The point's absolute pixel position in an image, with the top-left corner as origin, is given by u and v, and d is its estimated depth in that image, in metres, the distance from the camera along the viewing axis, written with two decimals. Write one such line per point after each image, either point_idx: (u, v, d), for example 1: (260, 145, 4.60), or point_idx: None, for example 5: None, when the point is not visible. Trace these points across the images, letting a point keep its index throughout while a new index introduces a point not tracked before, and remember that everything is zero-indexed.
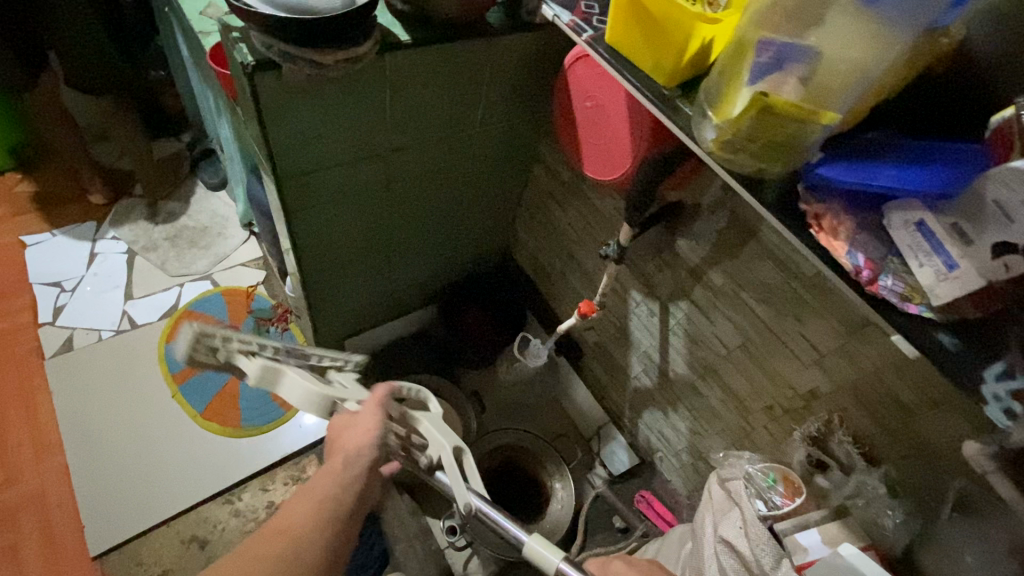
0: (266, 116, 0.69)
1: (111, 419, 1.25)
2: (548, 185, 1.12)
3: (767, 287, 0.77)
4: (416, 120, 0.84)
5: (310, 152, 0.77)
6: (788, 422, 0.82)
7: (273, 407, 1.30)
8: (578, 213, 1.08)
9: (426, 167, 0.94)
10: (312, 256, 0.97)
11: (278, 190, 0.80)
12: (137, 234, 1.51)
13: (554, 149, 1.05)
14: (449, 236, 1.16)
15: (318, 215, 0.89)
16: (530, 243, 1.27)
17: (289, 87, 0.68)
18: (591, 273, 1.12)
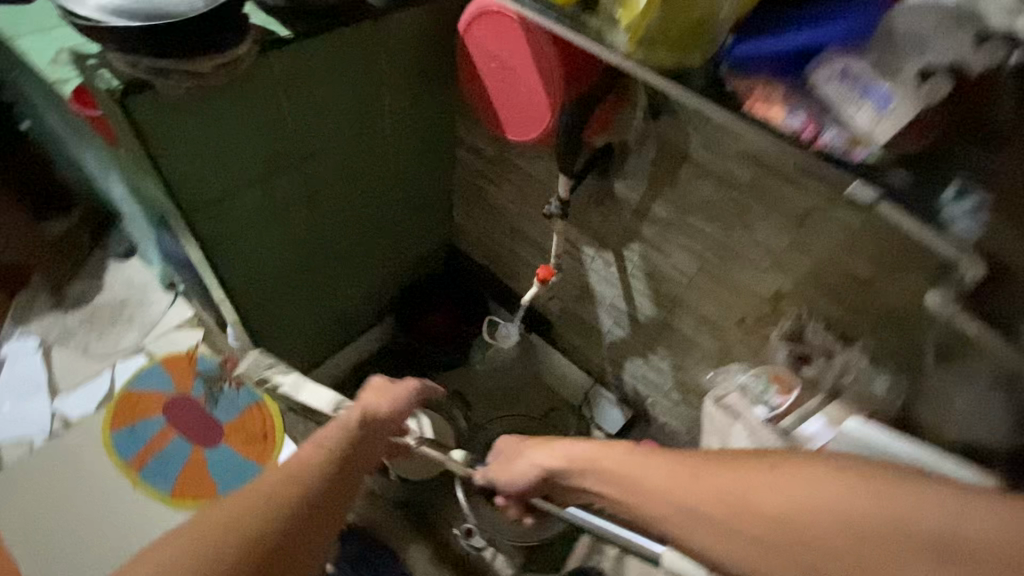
0: (153, 145, 0.63)
1: (72, 532, 1.13)
2: (475, 165, 1.09)
3: (711, 205, 0.78)
4: (321, 120, 0.79)
5: (214, 176, 0.71)
6: (763, 329, 0.83)
7: (248, 466, 1.21)
8: (512, 184, 1.05)
9: (345, 169, 0.89)
10: (247, 291, 0.90)
11: (189, 226, 0.73)
12: (47, 326, 1.37)
13: (471, 127, 1.02)
14: (388, 240, 1.12)
15: (241, 245, 0.82)
16: (472, 228, 1.24)
17: (174, 106, 0.62)
18: (539, 242, 1.10)
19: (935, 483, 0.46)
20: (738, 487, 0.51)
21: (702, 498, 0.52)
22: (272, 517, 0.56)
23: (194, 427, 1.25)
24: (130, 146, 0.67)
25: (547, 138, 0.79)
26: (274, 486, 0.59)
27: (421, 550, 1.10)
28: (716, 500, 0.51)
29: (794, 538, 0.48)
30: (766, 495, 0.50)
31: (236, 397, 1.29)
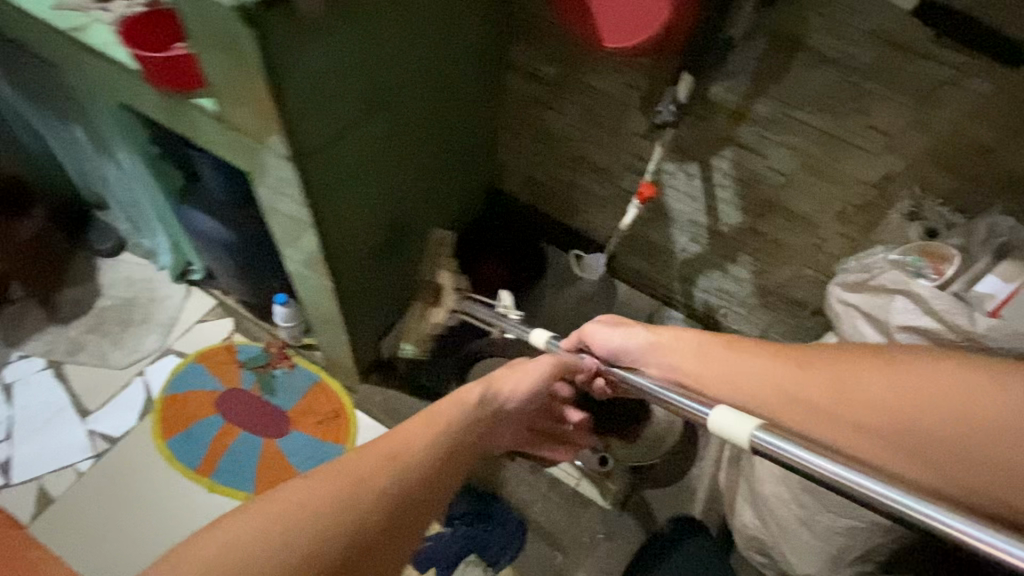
0: (281, 78, 0.52)
1: (154, 548, 1.04)
2: (531, 92, 1.01)
3: (823, 94, 0.77)
4: (412, 45, 0.69)
5: (326, 117, 0.61)
6: (866, 215, 0.86)
7: (327, 448, 1.14)
8: (577, 107, 0.99)
9: (427, 103, 0.80)
10: (341, 255, 0.81)
11: (301, 180, 0.63)
12: (50, 343, 1.21)
13: (532, 46, 0.94)
14: (447, 187, 1.03)
15: (341, 200, 0.73)
16: (520, 165, 1.17)
17: (303, 26, 0.51)
18: (607, 167, 1.06)
19: (940, 357, 0.52)
20: (832, 390, 0.56)
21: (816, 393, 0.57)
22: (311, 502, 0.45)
23: (255, 419, 1.15)
24: (234, 88, 0.55)
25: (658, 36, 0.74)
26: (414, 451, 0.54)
27: (532, 491, 1.11)
28: (829, 388, 0.56)
29: (903, 426, 0.52)
30: (871, 388, 0.54)
31: (292, 382, 1.20)
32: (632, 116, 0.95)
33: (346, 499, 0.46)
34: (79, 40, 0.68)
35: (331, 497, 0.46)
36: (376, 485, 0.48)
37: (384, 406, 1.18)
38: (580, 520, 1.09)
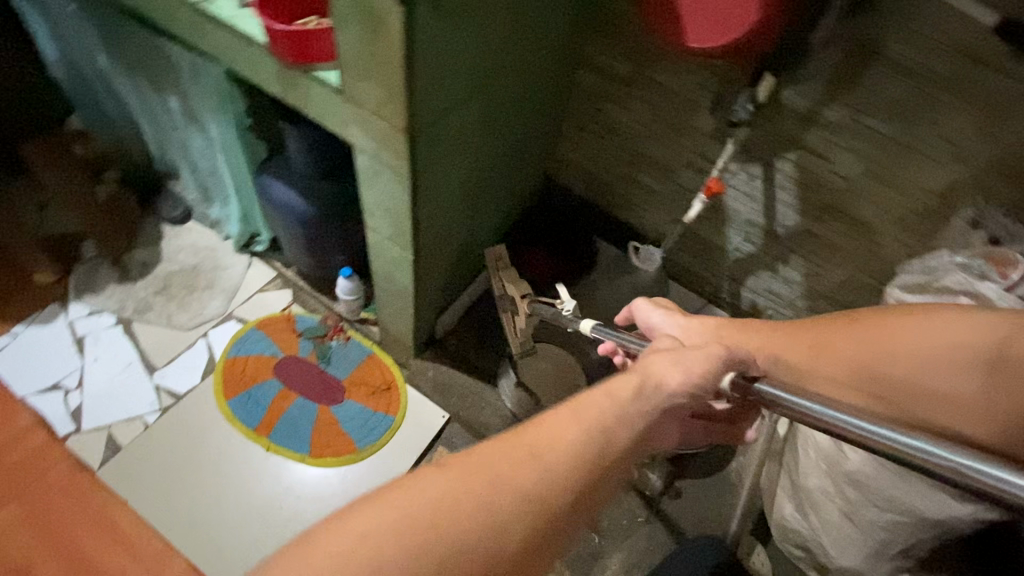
0: (417, 54, 0.57)
1: (214, 499, 1.09)
2: (600, 88, 1.05)
3: (896, 103, 0.81)
4: (513, 33, 0.74)
5: (441, 95, 0.66)
6: (926, 222, 0.89)
7: (379, 418, 1.18)
8: (644, 105, 1.03)
9: (514, 89, 0.84)
10: (425, 229, 0.85)
11: (409, 152, 0.68)
12: (119, 300, 1.26)
13: (607, 44, 0.98)
14: (513, 174, 1.07)
15: (434, 175, 0.77)
16: (579, 159, 1.21)
17: (438, 6, 0.56)
18: (669, 165, 1.09)
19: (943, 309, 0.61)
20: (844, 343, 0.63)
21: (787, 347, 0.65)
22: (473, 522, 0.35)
23: (312, 385, 1.20)
24: (364, 61, 0.60)
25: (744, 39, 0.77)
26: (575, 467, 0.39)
27: None
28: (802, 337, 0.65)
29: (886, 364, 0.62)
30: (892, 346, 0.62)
31: (347, 353, 1.24)
32: (700, 116, 0.98)
33: (453, 538, 0.34)
34: (205, 10, 0.72)
35: (448, 499, 0.35)
36: (523, 527, 0.36)
37: (434, 382, 1.22)
38: (621, 503, 1.12)
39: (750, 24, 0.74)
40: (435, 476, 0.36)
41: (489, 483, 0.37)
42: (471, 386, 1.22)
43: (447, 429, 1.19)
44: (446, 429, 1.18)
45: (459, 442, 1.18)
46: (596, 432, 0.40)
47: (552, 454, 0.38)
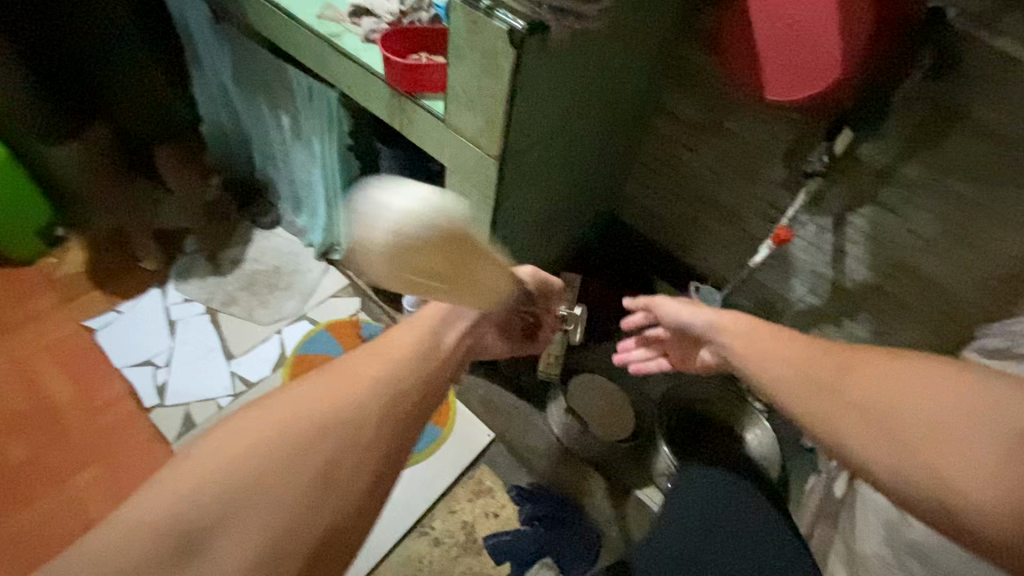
0: (519, 90, 0.63)
1: None
2: (674, 132, 1.10)
3: (980, 166, 0.81)
4: (601, 79, 0.80)
5: (532, 128, 0.72)
6: (1008, 288, 0.87)
7: (428, 428, 1.22)
8: (716, 152, 1.06)
9: (593, 130, 0.90)
10: (498, 251, 0.91)
11: (498, 176, 0.74)
12: (210, 291, 1.38)
13: (686, 92, 1.03)
14: (580, 207, 1.12)
15: (514, 201, 0.83)
16: (645, 198, 1.24)
17: (546, 50, 0.62)
18: (737, 210, 1.11)
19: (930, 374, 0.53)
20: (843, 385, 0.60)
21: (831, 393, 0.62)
22: (320, 430, 0.40)
23: None
24: (472, 93, 0.67)
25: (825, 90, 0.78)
26: (396, 378, 0.47)
27: (614, 508, 1.14)
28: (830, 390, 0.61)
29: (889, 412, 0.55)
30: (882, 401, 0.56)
31: None
32: (773, 166, 1.01)
33: (296, 452, 0.39)
34: (334, 43, 0.83)
35: (299, 414, 0.41)
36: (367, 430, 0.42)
37: (483, 400, 1.26)
38: None
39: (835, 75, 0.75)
40: (263, 412, 0.41)
41: (330, 400, 0.42)
42: (518, 408, 1.24)
43: (491, 449, 1.22)
44: (491, 448, 1.21)
45: (502, 461, 1.20)
46: (417, 361, 0.49)
47: (379, 382, 0.45)
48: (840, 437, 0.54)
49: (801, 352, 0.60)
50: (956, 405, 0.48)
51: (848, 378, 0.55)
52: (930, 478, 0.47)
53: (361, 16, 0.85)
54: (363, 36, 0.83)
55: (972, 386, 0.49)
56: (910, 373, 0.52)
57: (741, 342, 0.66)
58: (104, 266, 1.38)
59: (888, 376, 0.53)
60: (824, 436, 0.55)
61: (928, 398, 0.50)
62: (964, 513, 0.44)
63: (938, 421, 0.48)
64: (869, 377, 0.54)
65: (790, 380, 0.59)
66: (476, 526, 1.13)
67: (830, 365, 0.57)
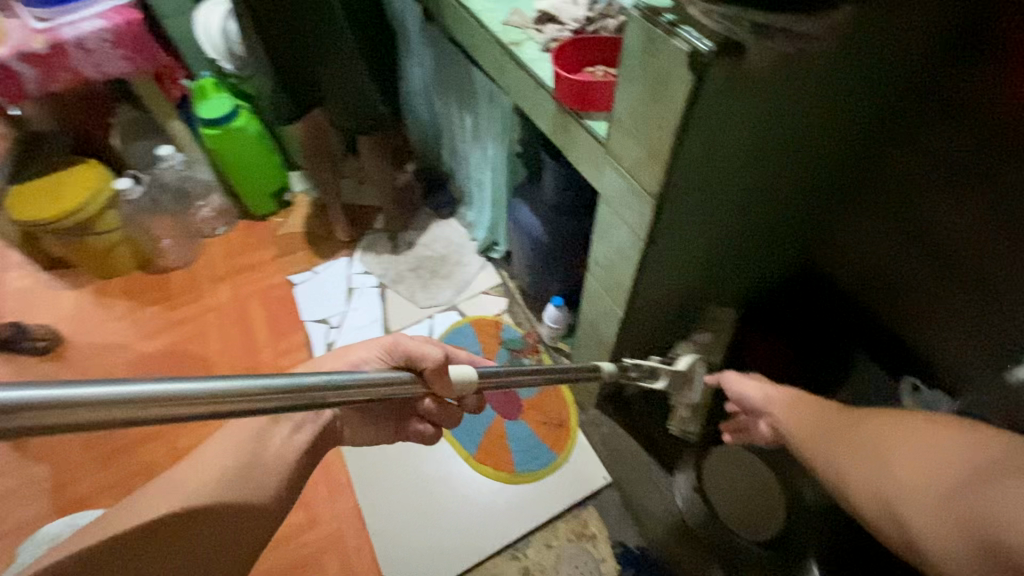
0: (697, 122, 0.51)
1: (391, 458, 1.19)
2: (924, 175, 0.82)
3: None
4: (817, 109, 0.62)
5: (708, 164, 0.59)
6: None
7: (543, 450, 1.18)
8: (983, 210, 0.76)
9: (794, 167, 0.72)
10: (645, 292, 0.79)
11: (655, 216, 0.63)
12: (384, 267, 1.53)
13: (953, 124, 0.75)
14: (763, 253, 0.92)
15: (673, 241, 0.70)
16: (861, 252, 0.97)
17: (739, 76, 0.49)
18: (1005, 295, 0.79)
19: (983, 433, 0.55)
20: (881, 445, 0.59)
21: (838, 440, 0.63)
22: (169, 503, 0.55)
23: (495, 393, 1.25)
24: (637, 118, 0.57)
25: None
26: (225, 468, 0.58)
27: None
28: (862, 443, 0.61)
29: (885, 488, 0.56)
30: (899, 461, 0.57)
31: None
32: None
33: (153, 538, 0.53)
34: (512, 51, 0.80)
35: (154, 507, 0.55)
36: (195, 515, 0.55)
37: (607, 440, 1.17)
38: None
39: None
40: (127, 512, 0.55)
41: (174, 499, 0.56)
42: (642, 459, 1.14)
43: (603, 493, 1.12)
44: (604, 491, 1.12)
45: (612, 510, 1.10)
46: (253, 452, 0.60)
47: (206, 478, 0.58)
48: (818, 459, 0.64)
49: (809, 417, 0.68)
50: (929, 442, 0.56)
51: (855, 431, 0.62)
52: (879, 488, 0.56)
53: (545, 22, 0.80)
54: (544, 46, 0.78)
55: (947, 431, 0.57)
56: (906, 429, 0.59)
57: (786, 412, 0.71)
58: (311, 228, 1.61)
59: (879, 429, 0.60)
60: (827, 473, 0.62)
61: (906, 442, 0.57)
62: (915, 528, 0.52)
63: (902, 456, 0.56)
64: (869, 433, 0.61)
65: (803, 426, 0.68)
66: (569, 569, 1.06)
67: (840, 418, 0.65)
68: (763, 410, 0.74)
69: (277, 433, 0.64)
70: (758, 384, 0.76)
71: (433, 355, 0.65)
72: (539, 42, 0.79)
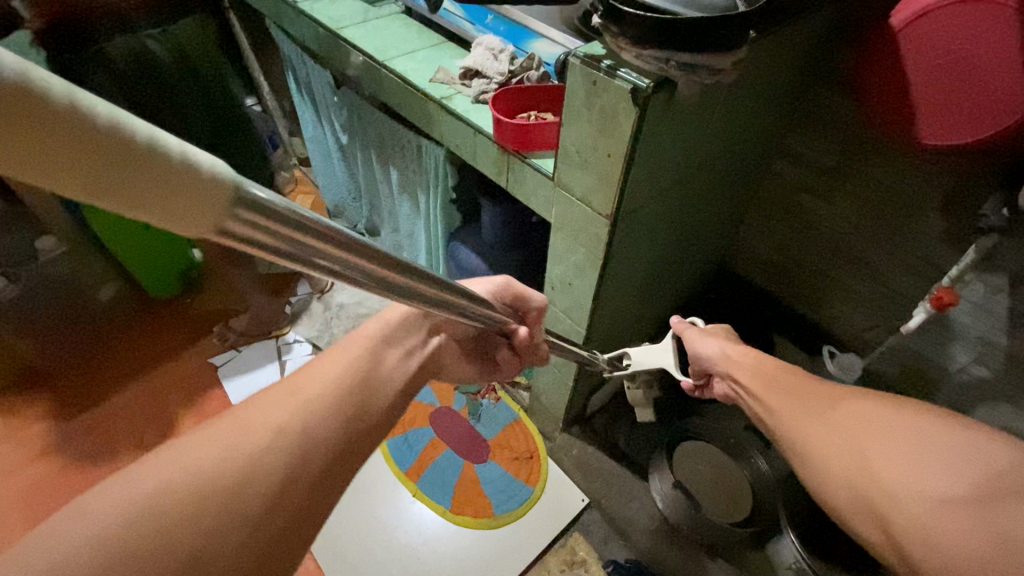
0: (639, 148, 0.59)
1: (360, 532, 1.11)
2: (804, 176, 0.99)
3: None
4: (728, 129, 0.74)
5: (648, 184, 0.67)
6: None
7: (519, 486, 1.17)
8: (855, 200, 0.94)
9: (712, 179, 0.84)
10: (603, 306, 0.85)
11: (610, 233, 0.69)
12: (317, 329, 1.45)
13: (817, 137, 0.94)
14: (691, 259, 1.03)
15: (625, 255, 0.78)
16: (764, 250, 1.14)
17: (672, 105, 0.58)
18: (882, 266, 0.97)
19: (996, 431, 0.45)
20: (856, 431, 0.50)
21: (797, 421, 0.56)
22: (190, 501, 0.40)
23: (460, 439, 1.24)
24: (583, 149, 0.64)
25: (967, 134, 0.70)
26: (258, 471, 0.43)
27: None
28: (831, 429, 0.52)
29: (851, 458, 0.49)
30: (879, 441, 0.48)
31: (497, 414, 1.28)
32: (929, 217, 0.87)
33: None
34: (445, 104, 0.85)
35: None
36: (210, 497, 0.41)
37: (577, 462, 1.20)
38: None
39: (965, 127, 0.69)
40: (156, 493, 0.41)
41: None
42: (615, 472, 1.18)
43: (585, 514, 1.14)
44: (584, 514, 1.13)
45: (596, 530, 1.12)
46: None
47: None
48: (803, 442, 0.54)
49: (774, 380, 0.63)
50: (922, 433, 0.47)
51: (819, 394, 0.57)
52: (862, 496, 0.46)
53: (470, 77, 0.87)
54: (473, 98, 0.85)
55: None
56: (913, 431, 0.48)
57: (746, 372, 0.67)
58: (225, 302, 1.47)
59: (861, 408, 0.52)
60: (798, 442, 0.55)
61: (904, 448, 0.46)
62: (898, 530, 0.43)
63: (874, 435, 0.49)
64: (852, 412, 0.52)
65: (784, 405, 0.59)
66: None
67: (825, 397, 0.56)
68: (717, 368, 0.73)
69: (389, 355, 0.50)
70: (719, 347, 0.73)
71: (539, 300, 0.68)
72: (467, 95, 0.86)
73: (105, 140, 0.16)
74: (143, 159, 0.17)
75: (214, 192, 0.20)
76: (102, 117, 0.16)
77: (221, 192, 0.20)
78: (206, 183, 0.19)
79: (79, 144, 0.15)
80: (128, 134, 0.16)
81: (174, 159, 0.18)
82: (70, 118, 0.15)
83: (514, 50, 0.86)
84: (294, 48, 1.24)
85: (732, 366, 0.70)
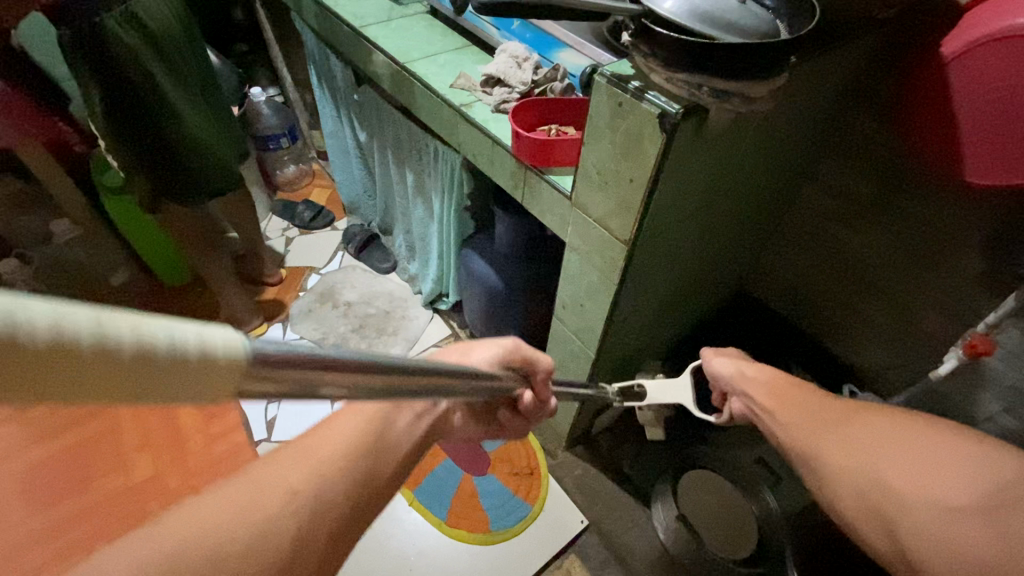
0: (663, 174, 0.56)
1: None
2: (835, 204, 0.94)
3: None
4: (758, 155, 0.71)
5: (669, 211, 0.64)
6: None
7: (517, 503, 1.14)
8: (887, 234, 0.90)
9: (740, 202, 0.80)
10: (615, 330, 0.81)
11: (628, 259, 0.66)
12: (323, 330, 1.42)
13: (851, 164, 0.89)
14: (709, 283, 0.99)
15: (642, 281, 0.75)
16: (786, 276, 1.09)
17: (702, 130, 0.55)
18: (912, 304, 0.92)
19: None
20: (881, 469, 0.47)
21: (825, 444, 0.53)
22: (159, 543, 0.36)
23: None
24: (603, 172, 0.61)
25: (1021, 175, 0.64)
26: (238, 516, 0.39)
27: None
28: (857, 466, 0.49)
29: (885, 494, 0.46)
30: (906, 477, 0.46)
31: None
32: (967, 258, 0.82)
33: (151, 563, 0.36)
34: (464, 111, 0.82)
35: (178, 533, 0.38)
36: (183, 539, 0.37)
37: (579, 481, 1.17)
38: None
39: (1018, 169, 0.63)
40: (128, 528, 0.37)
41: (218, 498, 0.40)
42: (617, 495, 1.15)
43: (583, 536, 1.11)
44: (583, 535, 1.10)
45: (594, 554, 1.09)
46: None
47: None
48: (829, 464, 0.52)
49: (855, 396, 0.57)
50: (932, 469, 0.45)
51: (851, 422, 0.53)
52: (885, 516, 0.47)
53: (492, 85, 0.84)
54: (494, 106, 0.82)
55: (938, 437, 0.47)
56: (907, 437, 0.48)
57: (770, 390, 0.63)
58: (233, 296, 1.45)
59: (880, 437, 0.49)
60: None
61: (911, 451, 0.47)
62: None
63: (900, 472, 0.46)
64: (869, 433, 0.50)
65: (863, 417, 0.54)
66: None
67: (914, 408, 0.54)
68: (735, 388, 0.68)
69: (402, 418, 0.51)
70: (734, 368, 0.70)
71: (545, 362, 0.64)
72: (488, 102, 0.83)
73: (122, 362, 0.15)
74: (130, 366, 0.15)
75: (223, 369, 0.18)
76: (96, 339, 0.14)
77: (233, 370, 0.18)
78: (211, 370, 0.18)
79: (91, 370, 0.14)
80: (128, 346, 0.15)
81: (104, 355, 0.14)
82: (93, 353, 0.14)
83: (538, 60, 0.83)
84: (316, 42, 1.22)
85: (752, 385, 0.66)
